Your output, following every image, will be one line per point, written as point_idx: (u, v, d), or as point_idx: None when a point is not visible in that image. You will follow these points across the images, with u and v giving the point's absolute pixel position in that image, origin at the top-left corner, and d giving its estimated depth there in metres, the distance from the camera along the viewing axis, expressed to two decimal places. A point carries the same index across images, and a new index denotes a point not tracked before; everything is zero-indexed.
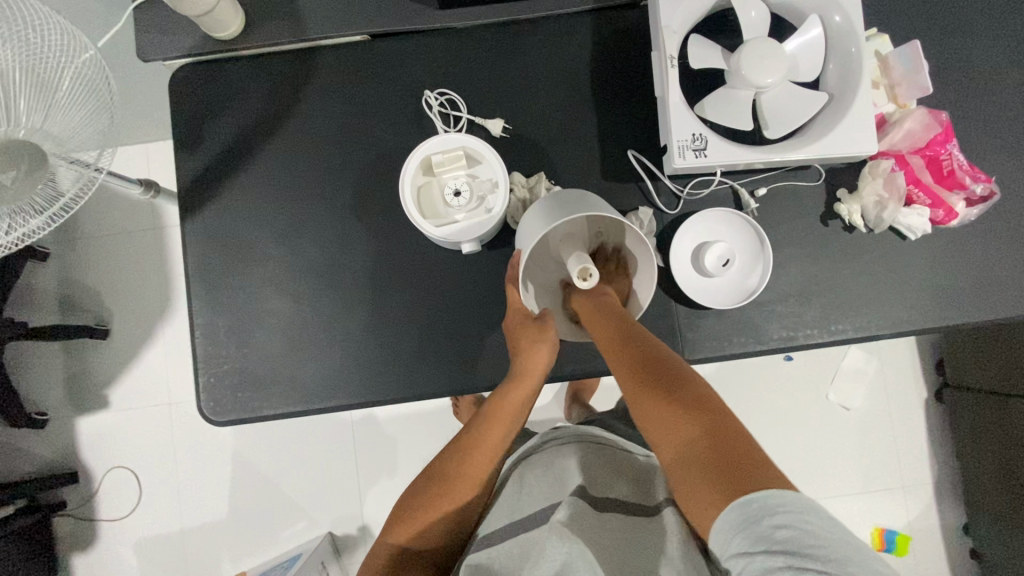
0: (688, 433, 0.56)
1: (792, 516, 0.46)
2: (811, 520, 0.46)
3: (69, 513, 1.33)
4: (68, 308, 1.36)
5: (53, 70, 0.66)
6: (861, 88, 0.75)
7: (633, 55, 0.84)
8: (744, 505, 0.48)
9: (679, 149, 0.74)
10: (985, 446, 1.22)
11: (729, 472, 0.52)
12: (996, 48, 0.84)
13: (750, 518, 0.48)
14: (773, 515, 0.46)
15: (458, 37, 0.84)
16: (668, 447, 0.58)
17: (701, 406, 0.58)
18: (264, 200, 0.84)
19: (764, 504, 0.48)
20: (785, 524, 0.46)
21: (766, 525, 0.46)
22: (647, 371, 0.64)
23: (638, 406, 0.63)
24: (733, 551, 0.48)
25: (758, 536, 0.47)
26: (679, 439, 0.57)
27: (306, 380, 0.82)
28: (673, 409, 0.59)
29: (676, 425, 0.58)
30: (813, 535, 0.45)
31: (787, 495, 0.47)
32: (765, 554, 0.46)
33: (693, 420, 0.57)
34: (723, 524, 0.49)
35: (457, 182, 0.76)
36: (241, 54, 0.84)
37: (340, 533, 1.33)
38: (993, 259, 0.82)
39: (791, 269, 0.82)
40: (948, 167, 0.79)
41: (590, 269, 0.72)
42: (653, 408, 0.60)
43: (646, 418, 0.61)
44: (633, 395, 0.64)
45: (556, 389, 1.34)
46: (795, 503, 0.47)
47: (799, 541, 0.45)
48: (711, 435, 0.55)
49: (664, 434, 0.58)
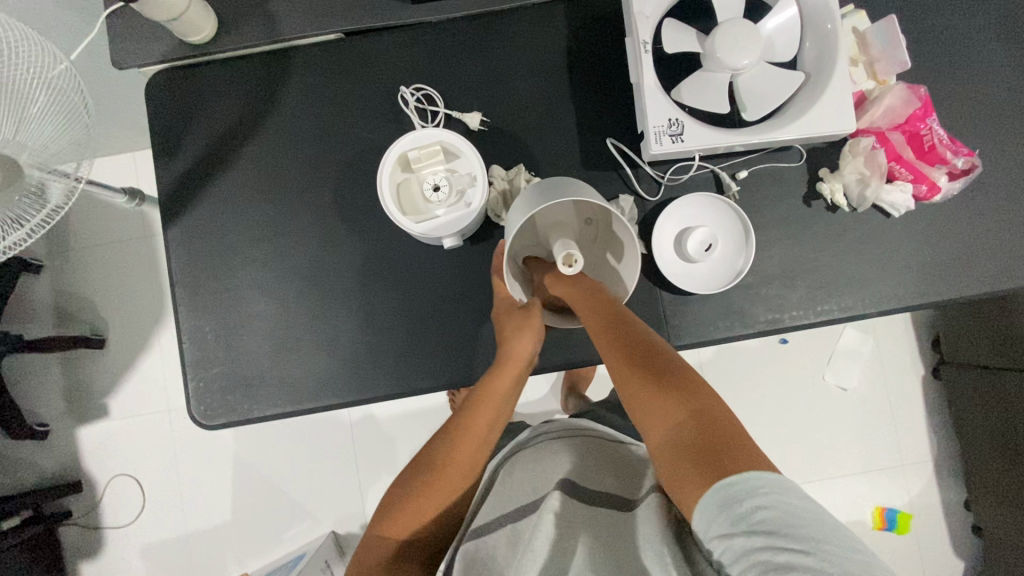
0: (676, 418, 0.55)
1: (771, 497, 0.46)
2: (790, 501, 0.46)
3: (74, 522, 1.34)
4: (65, 318, 1.37)
5: (26, 84, 0.66)
6: (837, 65, 0.74)
7: (608, 42, 0.83)
8: (727, 486, 0.48)
9: (655, 134, 0.74)
10: (984, 421, 1.22)
11: (715, 455, 0.51)
12: (978, 19, 0.83)
13: (731, 500, 0.47)
14: (755, 496, 0.46)
15: (433, 31, 0.83)
16: (657, 430, 0.56)
17: (690, 391, 0.57)
18: (245, 203, 0.84)
19: (745, 486, 0.47)
20: (766, 504, 0.46)
21: (747, 505, 0.46)
22: (636, 356, 0.62)
23: (624, 388, 0.61)
24: (715, 532, 0.48)
25: (739, 516, 0.46)
26: (668, 424, 0.56)
27: (294, 379, 0.82)
28: (662, 393, 0.57)
29: (665, 408, 0.56)
30: (792, 514, 0.45)
31: (767, 479, 0.47)
32: (747, 535, 0.45)
33: (684, 407, 0.55)
34: (705, 505, 0.49)
35: (435, 177, 0.77)
36: (214, 57, 0.84)
37: (343, 532, 1.34)
38: (980, 233, 0.81)
39: (775, 250, 0.81)
40: (929, 142, 0.79)
41: (575, 255, 0.68)
42: (643, 392, 0.59)
43: (633, 399, 0.60)
44: (620, 378, 0.62)
45: (551, 380, 1.34)
46: (774, 483, 0.47)
47: (775, 520, 0.45)
48: (699, 421, 0.54)
49: (653, 416, 0.57)
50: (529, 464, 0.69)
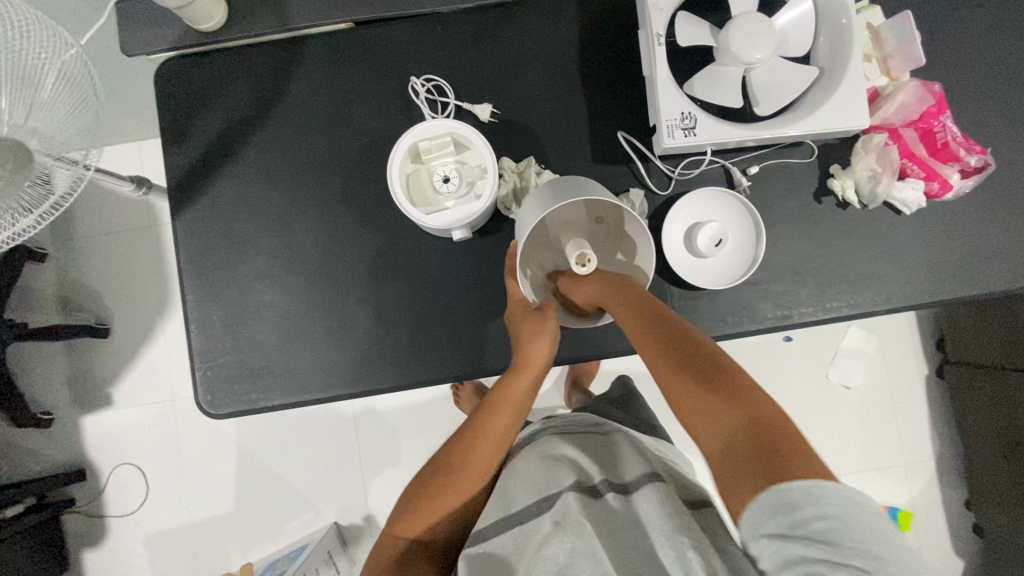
0: (729, 422, 0.53)
1: (834, 508, 0.44)
2: (850, 515, 0.44)
3: (78, 510, 1.35)
4: (69, 307, 1.37)
5: (36, 68, 0.66)
6: (853, 60, 0.73)
7: (620, 34, 0.83)
8: (785, 491, 0.46)
9: (668, 128, 0.73)
10: (987, 421, 1.22)
11: (778, 465, 0.48)
12: (993, 16, 0.82)
13: (787, 505, 0.46)
14: (817, 505, 0.45)
15: (444, 21, 0.83)
16: (713, 440, 0.54)
17: (741, 393, 0.54)
18: (254, 193, 0.83)
19: (805, 493, 0.45)
20: (827, 516, 0.44)
21: (807, 513, 0.45)
22: (682, 357, 0.59)
23: (671, 394, 0.59)
24: (765, 532, 0.46)
25: (795, 522, 0.45)
26: (720, 427, 0.53)
27: (302, 370, 0.82)
28: (712, 395, 0.55)
29: (715, 411, 0.54)
30: (848, 528, 0.44)
31: (829, 488, 0.45)
32: (800, 542, 0.45)
33: (739, 414, 0.53)
34: (758, 508, 0.47)
35: (445, 169, 0.75)
36: (223, 46, 0.84)
37: (345, 524, 1.34)
38: (991, 232, 0.81)
39: (785, 247, 0.81)
40: (942, 139, 0.78)
41: (588, 255, 0.68)
42: (693, 399, 0.56)
43: (681, 402, 0.58)
44: (665, 379, 0.60)
45: (555, 374, 1.34)
46: (839, 496, 0.45)
47: (832, 531, 0.44)
48: (754, 424, 0.52)
49: (703, 419, 0.55)
50: (539, 457, 0.68)
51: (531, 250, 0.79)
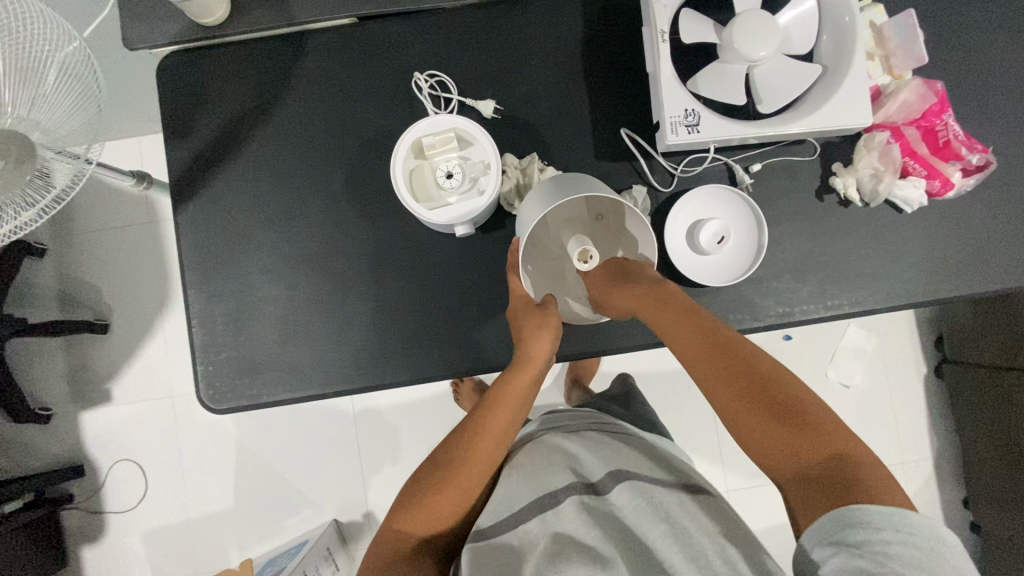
0: (800, 450, 0.54)
1: (910, 537, 0.46)
2: (924, 548, 0.45)
3: (77, 506, 1.34)
4: (68, 303, 1.36)
5: (38, 61, 0.66)
6: (856, 58, 0.73)
7: (623, 31, 0.83)
8: (859, 511, 0.48)
9: (671, 125, 0.73)
10: (986, 420, 1.22)
11: (852, 495, 0.50)
12: (995, 15, 0.82)
13: (861, 522, 0.47)
14: (892, 529, 0.46)
15: (447, 18, 0.83)
16: (780, 466, 0.56)
17: (802, 415, 0.56)
18: (256, 187, 0.83)
19: (882, 516, 0.47)
20: (898, 542, 0.45)
21: (881, 534, 0.46)
22: (738, 379, 0.60)
23: (730, 420, 0.60)
24: (829, 540, 0.48)
25: (865, 539, 0.46)
26: (792, 455, 0.55)
27: (304, 365, 0.82)
28: (779, 424, 0.56)
29: (784, 439, 0.55)
30: (920, 559, 0.45)
31: (908, 519, 0.46)
32: (864, 557, 0.45)
33: (806, 439, 0.54)
34: (825, 521, 0.49)
35: (448, 164, 0.76)
36: (226, 40, 0.83)
37: (344, 520, 1.34)
38: (992, 230, 0.81)
39: (787, 244, 0.81)
40: (944, 137, 0.78)
41: (590, 251, 0.74)
42: (756, 428, 0.57)
43: (742, 427, 0.58)
44: (723, 404, 0.60)
45: (554, 372, 1.34)
46: (919, 528, 0.46)
47: (905, 558, 0.45)
48: (822, 450, 0.54)
49: (772, 447, 0.56)
50: (542, 456, 0.68)
51: (536, 252, 0.81)
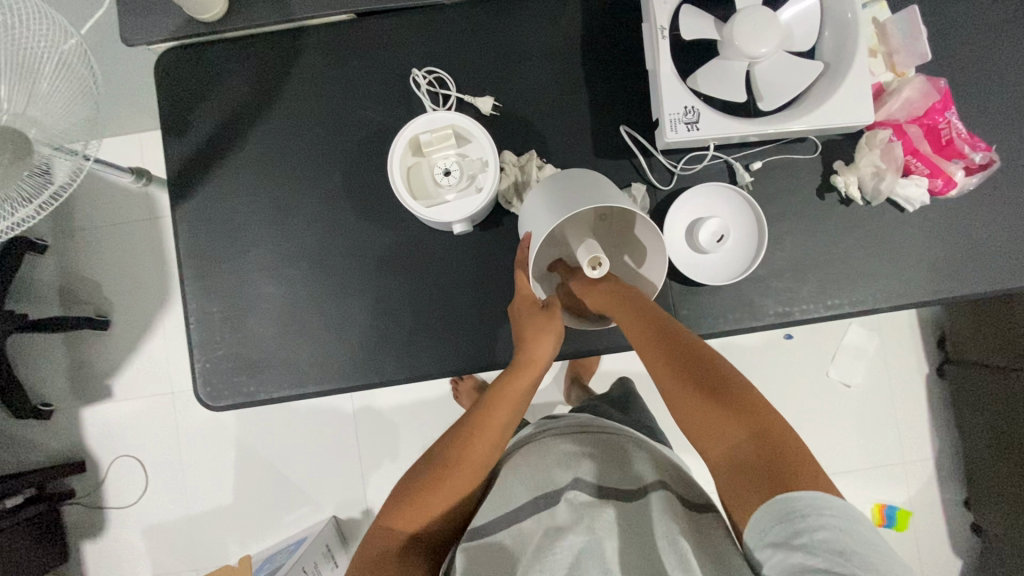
0: (738, 438, 0.54)
1: (833, 519, 0.45)
2: (849, 531, 0.44)
3: (77, 502, 1.35)
4: (69, 299, 1.37)
5: (36, 56, 0.65)
6: (858, 55, 0.72)
7: (623, 27, 0.82)
8: (787, 500, 0.48)
9: (671, 122, 0.73)
10: (987, 420, 1.21)
11: (781, 483, 0.49)
12: (999, 12, 0.82)
13: (790, 512, 0.47)
14: (818, 515, 0.45)
15: (445, 14, 0.82)
16: (716, 449, 0.56)
17: (747, 408, 0.55)
18: (252, 184, 0.83)
19: (809, 503, 0.46)
20: (826, 526, 0.45)
21: (808, 521, 0.45)
22: (684, 368, 0.60)
23: (671, 399, 0.61)
24: (769, 541, 0.47)
25: (797, 530, 0.46)
26: (729, 443, 0.55)
27: (301, 362, 0.82)
28: (720, 413, 0.56)
29: (722, 426, 0.55)
30: (847, 544, 0.44)
31: (831, 502, 0.46)
32: (803, 551, 0.45)
33: (746, 430, 0.54)
34: (762, 517, 0.49)
35: (446, 162, 0.75)
36: (224, 36, 0.83)
37: (344, 517, 1.34)
38: (994, 229, 0.81)
39: (788, 243, 0.81)
40: (947, 135, 0.78)
41: (600, 258, 0.67)
42: (698, 412, 0.57)
43: (686, 413, 0.59)
44: (671, 392, 0.60)
45: (554, 370, 1.34)
46: (842, 511, 0.46)
47: (835, 543, 0.44)
48: (759, 443, 0.53)
49: (712, 434, 0.56)
50: (542, 454, 0.67)
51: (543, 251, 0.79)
